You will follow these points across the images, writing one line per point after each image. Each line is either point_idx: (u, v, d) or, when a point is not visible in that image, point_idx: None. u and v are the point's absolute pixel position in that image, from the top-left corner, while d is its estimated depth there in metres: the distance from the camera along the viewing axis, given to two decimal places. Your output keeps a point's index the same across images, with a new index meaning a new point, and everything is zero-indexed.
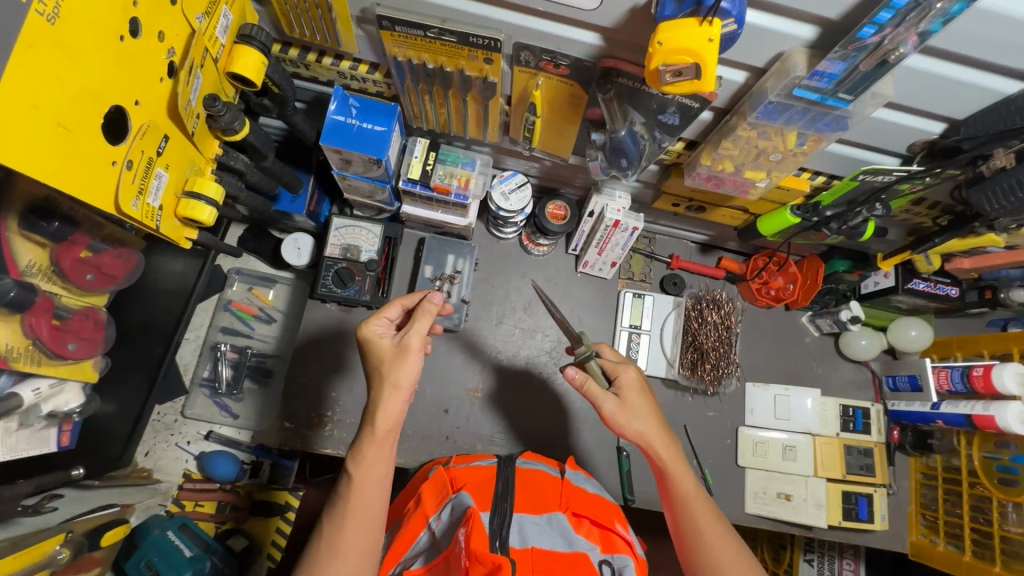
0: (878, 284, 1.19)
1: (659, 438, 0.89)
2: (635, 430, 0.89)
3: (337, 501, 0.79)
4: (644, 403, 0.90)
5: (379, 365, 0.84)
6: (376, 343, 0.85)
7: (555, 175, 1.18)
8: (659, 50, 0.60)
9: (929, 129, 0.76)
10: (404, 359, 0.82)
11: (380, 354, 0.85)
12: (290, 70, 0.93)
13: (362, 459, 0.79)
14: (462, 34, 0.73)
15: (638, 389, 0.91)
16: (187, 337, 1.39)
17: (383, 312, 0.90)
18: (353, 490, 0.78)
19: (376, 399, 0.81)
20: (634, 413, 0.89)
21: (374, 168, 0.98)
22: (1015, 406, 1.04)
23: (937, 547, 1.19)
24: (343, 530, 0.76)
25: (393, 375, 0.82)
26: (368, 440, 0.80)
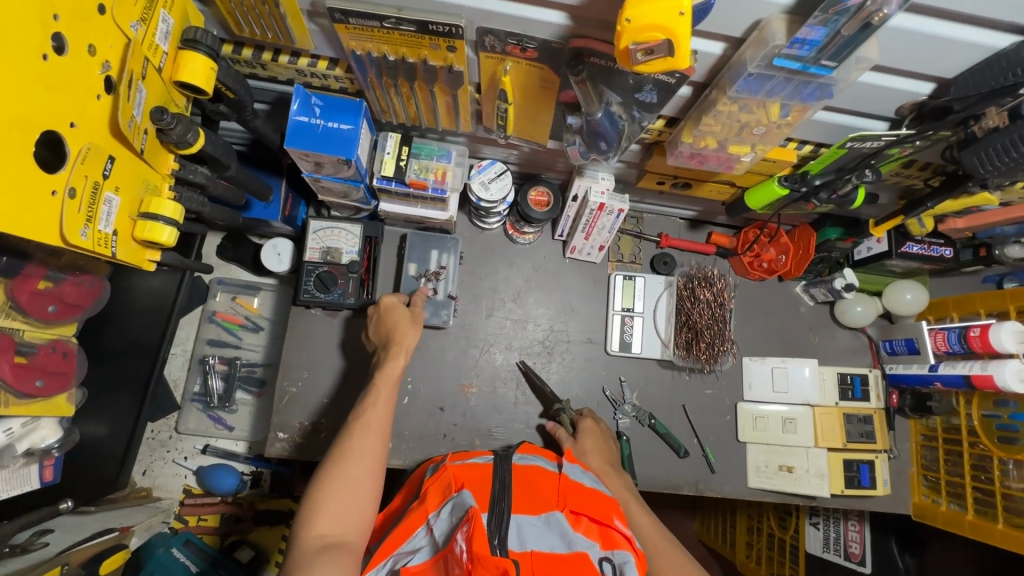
0: (871, 249, 1.18)
1: (608, 475, 1.04)
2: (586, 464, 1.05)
3: (362, 409, 0.91)
4: (595, 445, 1.07)
5: (398, 321, 1.05)
6: (393, 307, 1.07)
7: (534, 160, 1.14)
8: (627, 27, 0.56)
9: (918, 90, 0.72)
10: (417, 318, 1.07)
11: (396, 315, 1.06)
12: (244, 71, 0.88)
13: (388, 376, 0.96)
14: (420, 23, 0.69)
15: (593, 431, 1.10)
16: (174, 352, 1.36)
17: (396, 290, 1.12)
18: (379, 397, 0.92)
19: (399, 337, 1.02)
20: (587, 451, 1.06)
21: (344, 168, 0.94)
22: (1013, 365, 1.03)
23: (940, 507, 1.20)
24: (368, 432, 0.87)
25: (411, 330, 1.04)
26: (393, 361, 0.98)
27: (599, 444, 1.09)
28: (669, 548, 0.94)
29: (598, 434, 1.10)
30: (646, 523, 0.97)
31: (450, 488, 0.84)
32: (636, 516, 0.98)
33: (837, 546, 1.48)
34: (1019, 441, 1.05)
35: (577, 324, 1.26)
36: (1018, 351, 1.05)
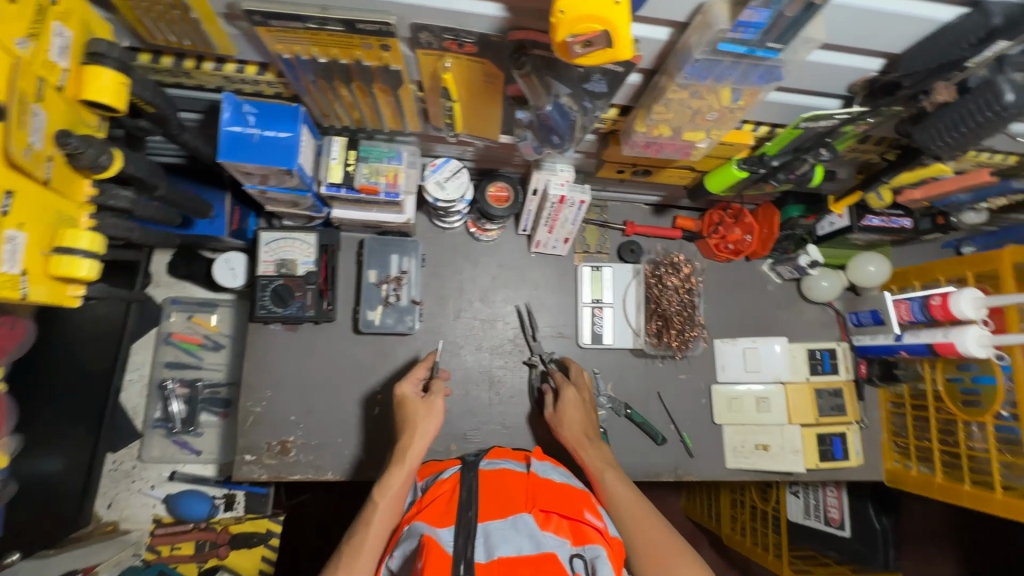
0: (833, 224, 1.18)
1: (586, 445, 1.03)
2: (562, 433, 1.06)
3: (358, 528, 0.85)
4: (575, 416, 1.06)
5: (409, 417, 0.95)
6: (405, 399, 0.97)
7: (491, 156, 1.10)
8: (562, 19, 0.52)
9: (868, 67, 0.71)
10: (431, 414, 0.95)
11: (407, 410, 0.96)
12: (159, 79, 0.81)
13: (388, 492, 0.88)
14: (347, 22, 0.64)
15: (573, 400, 1.07)
16: (130, 378, 1.29)
17: (413, 372, 1.02)
18: (375, 515, 0.86)
19: (407, 441, 0.93)
20: (565, 422, 1.06)
21: (286, 178, 0.88)
22: (974, 330, 1.04)
23: (910, 471, 1.23)
24: (359, 559, 0.82)
25: (423, 427, 0.94)
26: (397, 475, 0.89)
27: (583, 412, 1.07)
28: (646, 517, 0.91)
29: (580, 404, 1.07)
30: (623, 494, 0.95)
31: (409, 520, 0.85)
32: (612, 487, 0.96)
33: (818, 512, 1.51)
34: (981, 403, 1.07)
35: (547, 319, 1.24)
36: (977, 317, 1.06)
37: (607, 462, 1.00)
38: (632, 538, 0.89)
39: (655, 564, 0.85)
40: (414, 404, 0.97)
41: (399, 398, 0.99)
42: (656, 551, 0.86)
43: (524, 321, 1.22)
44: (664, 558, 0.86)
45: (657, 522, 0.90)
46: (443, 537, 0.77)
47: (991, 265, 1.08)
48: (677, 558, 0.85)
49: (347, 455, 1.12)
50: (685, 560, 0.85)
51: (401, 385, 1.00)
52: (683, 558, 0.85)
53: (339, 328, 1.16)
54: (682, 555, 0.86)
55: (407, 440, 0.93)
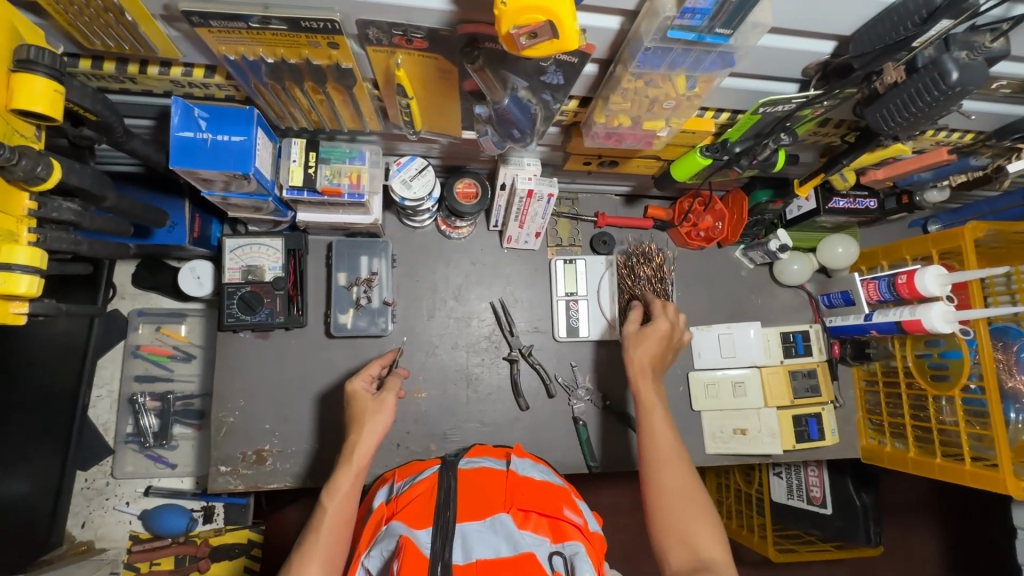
0: (801, 208, 1.19)
1: (649, 377, 1.00)
2: (633, 357, 1.01)
3: (308, 533, 0.83)
4: (655, 345, 1.01)
5: (360, 414, 0.94)
6: (358, 397, 0.96)
7: (456, 152, 1.09)
8: (505, 11, 0.52)
9: (820, 49, 0.71)
10: (380, 410, 0.94)
11: (358, 405, 0.95)
12: (98, 85, 0.78)
13: (337, 493, 0.86)
14: (290, 21, 0.63)
15: (661, 332, 1.01)
16: (98, 394, 1.27)
17: (366, 370, 1.02)
18: (324, 520, 0.84)
19: (354, 439, 0.91)
20: (641, 346, 1.01)
21: (245, 182, 0.87)
22: (939, 307, 1.06)
23: (885, 447, 1.25)
24: (309, 562, 0.80)
25: (371, 424, 0.93)
26: (345, 475, 0.88)
27: (662, 347, 1.02)
28: (677, 465, 0.90)
29: (664, 340, 1.02)
30: (664, 436, 0.94)
31: (383, 522, 0.84)
32: (656, 423, 0.95)
33: (800, 491, 1.51)
34: (948, 377, 1.08)
35: (523, 315, 1.23)
36: (942, 293, 1.08)
37: (661, 399, 0.98)
38: (660, 478, 0.89)
39: (672, 510, 0.86)
40: (366, 402, 0.96)
41: (350, 394, 0.98)
42: (678, 498, 0.87)
43: (501, 314, 1.21)
44: (684, 507, 0.86)
45: (683, 473, 0.90)
46: (421, 539, 0.77)
47: (955, 242, 1.09)
48: (694, 514, 0.86)
49: (325, 461, 1.11)
50: (701, 519, 0.85)
51: (353, 381, 1.00)
52: (699, 515, 0.86)
53: (311, 333, 1.15)
54: (701, 512, 0.86)
55: (355, 436, 0.91)
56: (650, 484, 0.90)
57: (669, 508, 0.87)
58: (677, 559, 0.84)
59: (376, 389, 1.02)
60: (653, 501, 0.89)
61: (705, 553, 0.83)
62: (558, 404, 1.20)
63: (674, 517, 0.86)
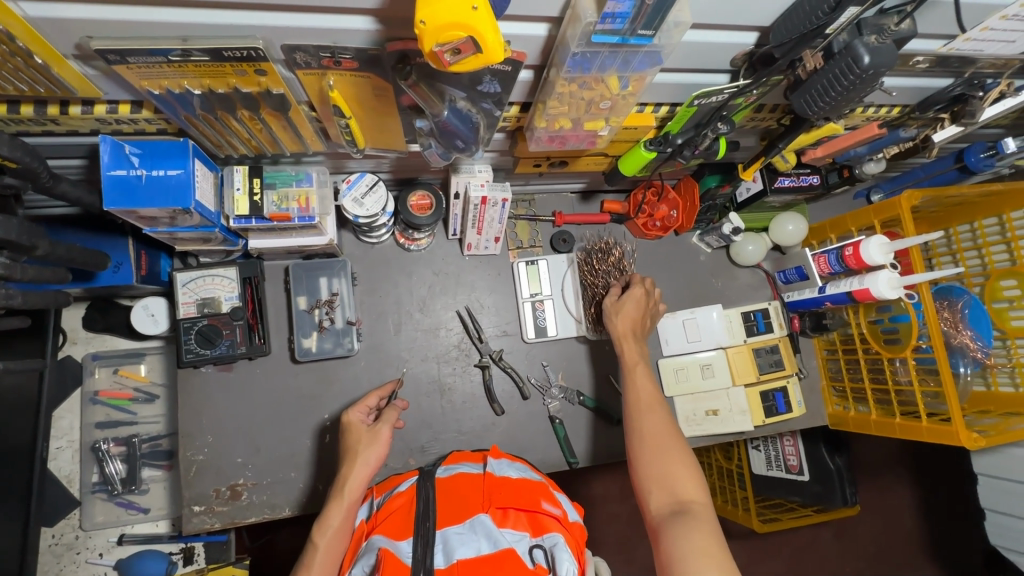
0: (750, 190, 1.22)
1: (631, 341, 1.04)
2: (614, 323, 1.06)
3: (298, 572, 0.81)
4: (634, 310, 1.06)
5: (354, 445, 0.93)
6: (355, 428, 0.96)
7: (407, 165, 1.08)
8: (425, 30, 0.51)
9: (744, 41, 0.73)
10: (374, 443, 0.92)
11: (355, 435, 0.95)
12: (11, 129, 0.75)
13: (329, 528, 0.83)
14: (213, 51, 0.61)
15: (637, 297, 1.07)
16: (58, 446, 1.22)
17: (363, 401, 1.02)
18: (314, 560, 0.81)
19: (345, 474, 0.89)
20: (622, 311, 1.06)
21: (188, 216, 0.85)
22: (884, 275, 1.10)
23: (850, 412, 1.30)
24: None
25: (364, 456, 0.91)
26: (338, 508, 0.85)
27: (639, 312, 1.07)
28: (657, 412, 0.92)
29: (642, 305, 1.07)
30: (646, 390, 0.97)
31: (364, 537, 0.85)
32: (639, 379, 0.98)
33: (778, 462, 1.56)
34: (900, 339, 1.13)
35: (490, 320, 1.24)
36: (886, 261, 1.13)
37: (644, 358, 1.02)
38: (642, 427, 0.92)
39: (652, 455, 0.88)
40: (362, 433, 0.95)
41: (346, 425, 0.98)
42: (659, 444, 0.88)
43: (469, 323, 1.21)
44: (663, 451, 0.87)
45: (667, 424, 0.91)
46: (403, 549, 0.77)
47: (894, 211, 1.13)
48: (674, 458, 0.86)
49: (301, 488, 1.09)
50: (680, 462, 0.86)
51: (351, 412, 0.99)
52: (679, 457, 0.86)
53: (276, 360, 1.13)
54: (681, 455, 0.87)
55: (348, 468, 0.90)
56: (633, 434, 0.92)
57: (649, 453, 0.88)
58: (657, 501, 0.83)
59: (371, 421, 1.01)
60: (635, 448, 0.90)
61: (683, 495, 0.82)
62: (533, 404, 1.21)
63: (654, 461, 0.87)
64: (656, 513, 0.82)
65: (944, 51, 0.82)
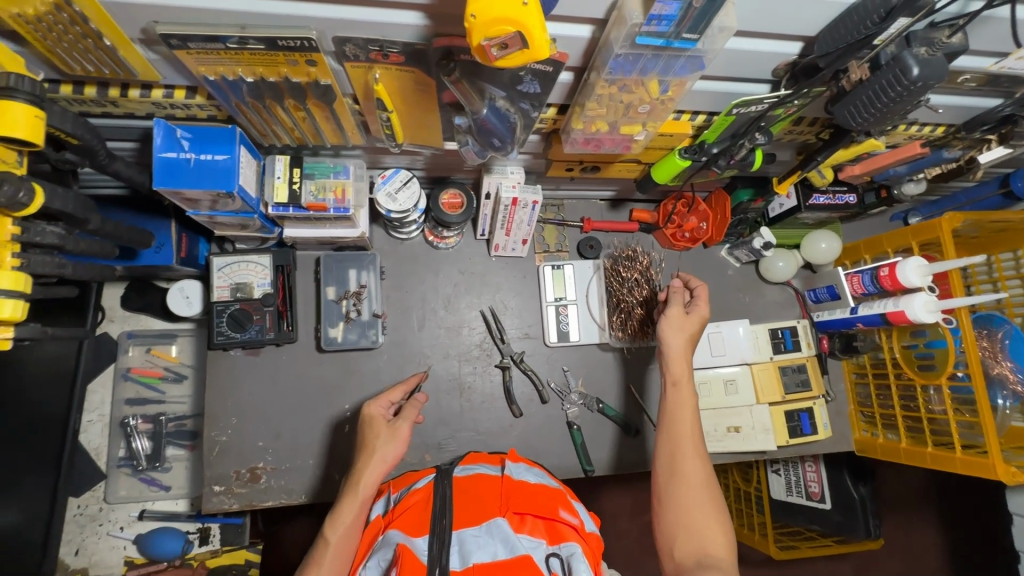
0: (783, 205, 1.20)
1: (686, 364, 0.97)
2: (672, 342, 0.99)
3: (309, 565, 0.82)
4: (693, 329, 1.00)
5: (372, 439, 0.93)
6: (374, 421, 0.95)
7: (441, 163, 1.10)
8: (475, 24, 0.53)
9: (786, 51, 0.73)
10: (394, 439, 0.92)
11: (374, 429, 0.94)
12: (80, 109, 0.79)
13: (341, 524, 0.84)
14: (267, 40, 0.63)
15: (702, 317, 1.02)
16: (89, 419, 1.26)
17: (386, 395, 1.01)
18: (325, 556, 0.81)
19: (359, 469, 0.89)
20: (679, 332, 1.00)
21: (230, 200, 0.88)
22: (921, 298, 1.07)
23: (878, 439, 1.26)
24: None
25: (381, 453, 0.90)
26: (353, 504, 0.86)
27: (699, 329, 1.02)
28: (699, 456, 0.89)
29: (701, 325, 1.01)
30: (689, 426, 0.92)
31: (380, 531, 0.84)
32: (686, 410, 0.93)
33: (799, 487, 1.51)
34: (935, 366, 1.10)
35: (513, 322, 1.24)
36: (923, 284, 1.10)
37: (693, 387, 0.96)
38: (679, 468, 0.88)
39: (682, 502, 0.85)
40: (381, 427, 0.94)
41: (367, 417, 0.97)
42: (694, 489, 0.85)
43: (492, 323, 1.22)
44: (697, 498, 0.85)
45: (706, 468, 0.88)
46: (419, 546, 0.76)
47: (933, 233, 1.11)
48: (708, 508, 0.84)
49: (318, 477, 1.10)
50: (714, 514, 0.84)
51: (371, 405, 0.99)
52: (711, 511, 0.84)
53: (302, 348, 1.15)
54: (714, 501, 0.85)
55: (365, 460, 0.90)
56: (667, 472, 0.88)
57: (681, 496, 0.85)
58: (681, 549, 0.83)
59: (392, 416, 1.02)
60: (665, 487, 0.87)
61: (710, 547, 0.82)
62: (551, 409, 1.20)
63: (684, 510, 0.84)
64: (680, 560, 0.82)
65: (994, 69, 0.80)
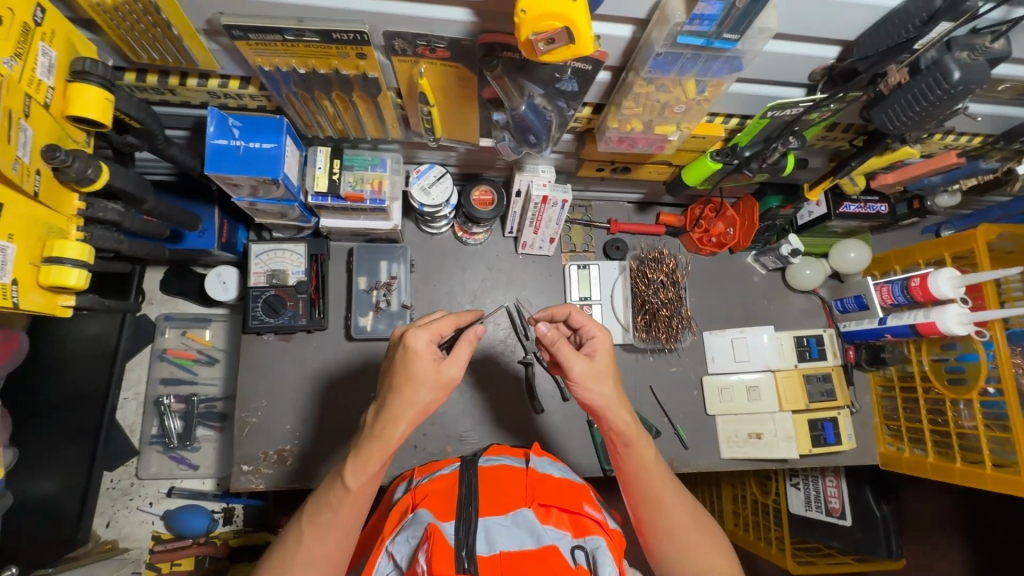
0: (812, 213, 1.20)
1: (624, 407, 0.80)
2: (599, 392, 0.79)
3: (322, 508, 0.75)
4: (610, 365, 0.80)
5: (408, 382, 0.71)
6: (417, 364, 0.71)
7: (474, 160, 1.12)
8: (524, 19, 0.55)
9: (825, 55, 0.74)
10: (437, 389, 0.72)
11: (415, 372, 0.71)
12: (146, 97, 0.84)
13: (364, 472, 0.74)
14: (323, 32, 0.67)
15: (607, 346, 0.81)
16: (126, 397, 1.31)
17: (435, 324, 0.73)
18: (344, 503, 0.75)
19: (391, 416, 0.72)
20: (601, 376, 0.79)
21: (273, 188, 0.91)
22: (953, 309, 1.06)
23: (904, 453, 1.24)
24: (320, 539, 0.74)
25: (420, 400, 0.72)
26: (378, 452, 0.73)
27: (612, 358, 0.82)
28: (681, 501, 0.81)
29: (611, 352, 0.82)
30: (658, 473, 0.82)
31: (409, 509, 0.85)
32: (644, 456, 0.81)
33: (819, 502, 1.48)
34: (966, 380, 1.09)
35: None
36: (956, 296, 1.08)
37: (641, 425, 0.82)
38: (669, 526, 0.80)
39: (686, 559, 0.79)
40: (427, 372, 0.71)
41: (405, 352, 0.72)
42: (687, 540, 0.80)
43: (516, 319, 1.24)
44: (690, 548, 0.80)
45: (688, 508, 0.81)
46: (445, 530, 0.78)
47: (967, 245, 1.09)
48: (713, 547, 0.80)
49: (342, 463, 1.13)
50: (718, 547, 0.80)
51: (412, 333, 0.72)
52: (715, 547, 0.80)
53: (332, 336, 1.18)
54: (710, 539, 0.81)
55: (400, 403, 0.72)
56: (659, 535, 0.81)
57: (677, 552, 0.80)
58: None
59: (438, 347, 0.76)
60: (658, 547, 0.81)
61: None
62: (572, 407, 1.21)
63: (692, 564, 0.79)
64: None
65: None
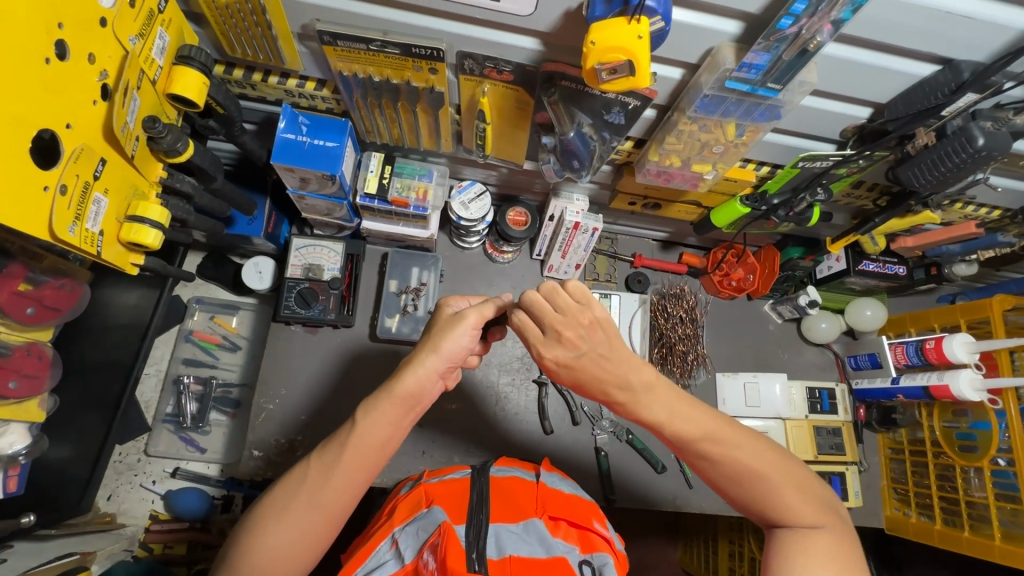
0: (832, 268, 1.23)
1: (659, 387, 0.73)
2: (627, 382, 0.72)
3: (331, 449, 0.75)
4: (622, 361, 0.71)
5: (433, 328, 0.79)
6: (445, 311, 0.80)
7: (513, 182, 1.20)
8: (592, 49, 0.62)
9: (857, 114, 0.80)
10: (449, 325, 0.76)
11: (442, 319, 0.79)
12: (235, 91, 0.92)
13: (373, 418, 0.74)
14: (404, 46, 0.74)
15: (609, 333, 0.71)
16: (148, 372, 1.34)
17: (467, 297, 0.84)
18: (353, 449, 0.74)
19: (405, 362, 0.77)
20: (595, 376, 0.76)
21: (328, 183, 0.97)
22: (966, 374, 1.07)
23: (910, 519, 1.21)
24: (324, 485, 0.73)
25: (431, 339, 0.76)
26: (384, 397, 0.75)
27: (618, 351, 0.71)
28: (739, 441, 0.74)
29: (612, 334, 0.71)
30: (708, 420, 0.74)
31: (421, 504, 0.86)
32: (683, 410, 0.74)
33: None
34: (977, 448, 1.09)
35: None
36: (970, 361, 1.11)
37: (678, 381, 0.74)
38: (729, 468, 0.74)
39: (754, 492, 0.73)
40: (445, 316, 0.79)
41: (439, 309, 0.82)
42: (747, 476, 0.73)
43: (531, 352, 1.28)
44: (775, 492, 0.72)
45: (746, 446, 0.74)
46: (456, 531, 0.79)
47: (983, 312, 1.12)
48: (780, 481, 0.73)
49: None
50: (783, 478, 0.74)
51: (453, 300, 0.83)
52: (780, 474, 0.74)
53: (356, 334, 1.21)
54: (782, 476, 0.73)
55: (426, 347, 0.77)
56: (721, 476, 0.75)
57: (758, 495, 0.73)
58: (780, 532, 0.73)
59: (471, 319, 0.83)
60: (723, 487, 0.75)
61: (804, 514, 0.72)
62: (580, 433, 1.22)
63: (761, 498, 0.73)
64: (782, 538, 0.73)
65: None
